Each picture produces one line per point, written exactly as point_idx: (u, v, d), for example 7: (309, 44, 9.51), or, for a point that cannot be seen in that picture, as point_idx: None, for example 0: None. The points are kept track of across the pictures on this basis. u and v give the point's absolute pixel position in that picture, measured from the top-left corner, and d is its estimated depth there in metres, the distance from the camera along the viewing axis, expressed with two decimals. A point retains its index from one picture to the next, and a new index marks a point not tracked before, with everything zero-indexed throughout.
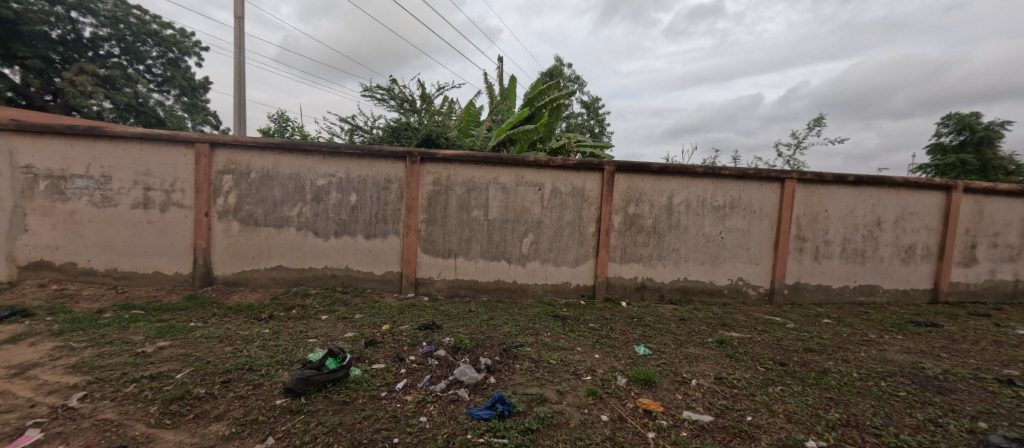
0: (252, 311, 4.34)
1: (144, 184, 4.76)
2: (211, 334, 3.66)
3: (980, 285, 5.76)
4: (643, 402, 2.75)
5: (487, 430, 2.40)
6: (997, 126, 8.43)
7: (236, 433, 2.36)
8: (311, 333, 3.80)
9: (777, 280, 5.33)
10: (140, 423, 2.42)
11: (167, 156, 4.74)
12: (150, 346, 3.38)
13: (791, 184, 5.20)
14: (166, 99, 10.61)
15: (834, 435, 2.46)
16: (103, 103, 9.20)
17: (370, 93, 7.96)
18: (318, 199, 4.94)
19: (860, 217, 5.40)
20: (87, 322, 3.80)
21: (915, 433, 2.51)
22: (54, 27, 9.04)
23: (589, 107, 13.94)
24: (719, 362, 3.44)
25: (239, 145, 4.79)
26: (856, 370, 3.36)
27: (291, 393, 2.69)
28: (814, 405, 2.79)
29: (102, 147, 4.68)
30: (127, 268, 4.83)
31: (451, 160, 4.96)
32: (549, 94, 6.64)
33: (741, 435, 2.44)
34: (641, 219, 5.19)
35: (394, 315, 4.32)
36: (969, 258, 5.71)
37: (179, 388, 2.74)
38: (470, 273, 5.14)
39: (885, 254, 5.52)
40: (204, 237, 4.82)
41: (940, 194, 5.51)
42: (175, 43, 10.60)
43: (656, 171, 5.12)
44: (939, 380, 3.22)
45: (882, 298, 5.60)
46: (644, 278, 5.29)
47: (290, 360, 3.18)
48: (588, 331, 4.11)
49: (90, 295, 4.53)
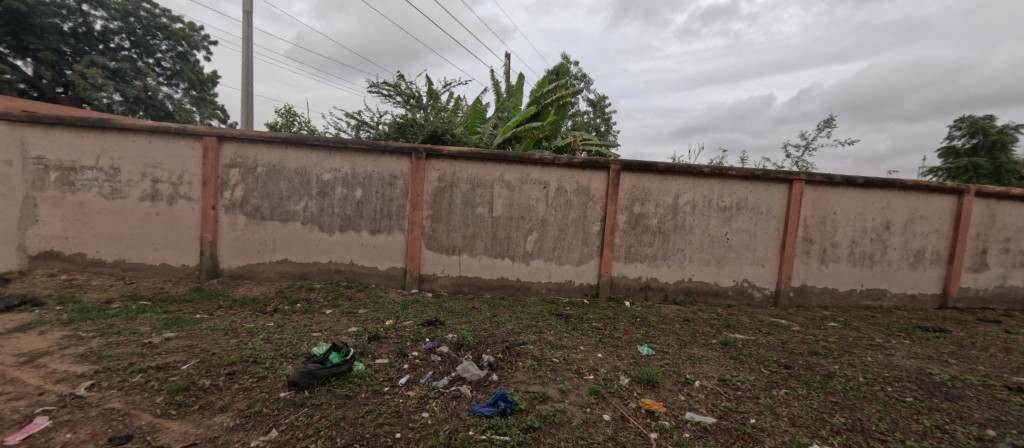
0: (256, 304, 4.37)
1: (153, 176, 4.79)
2: (217, 326, 3.69)
3: (990, 291, 5.68)
4: (646, 403, 2.74)
5: (488, 428, 2.39)
6: (1011, 130, 8.30)
7: (240, 425, 2.38)
8: (315, 327, 3.82)
9: (783, 282, 5.29)
10: (147, 413, 2.44)
11: (175, 149, 4.77)
12: (156, 337, 3.41)
13: (799, 186, 5.14)
14: (175, 92, 10.68)
15: (839, 440, 2.44)
16: (113, 95, 9.27)
17: (377, 89, 7.99)
18: (323, 194, 4.96)
19: (868, 220, 5.33)
20: (96, 312, 3.84)
21: (921, 439, 2.48)
22: (65, 20, 9.14)
23: (595, 106, 13.90)
24: (722, 364, 3.42)
25: (246, 139, 4.81)
26: (862, 375, 3.33)
27: (295, 386, 2.71)
28: (819, 409, 2.77)
29: (111, 140, 4.72)
30: (135, 259, 4.88)
31: (457, 157, 4.96)
32: (556, 92, 6.61)
33: (744, 438, 2.43)
34: (646, 218, 5.17)
35: (397, 310, 4.34)
36: (979, 263, 5.63)
37: (185, 379, 2.77)
38: (473, 270, 5.14)
39: (893, 258, 5.46)
40: (210, 229, 4.86)
41: (951, 198, 5.43)
42: (183, 37, 10.66)
43: (663, 171, 5.08)
44: (947, 387, 3.18)
45: (890, 302, 5.53)
46: (648, 278, 5.27)
47: (295, 353, 3.20)
48: (591, 330, 4.10)
49: (98, 285, 4.59)
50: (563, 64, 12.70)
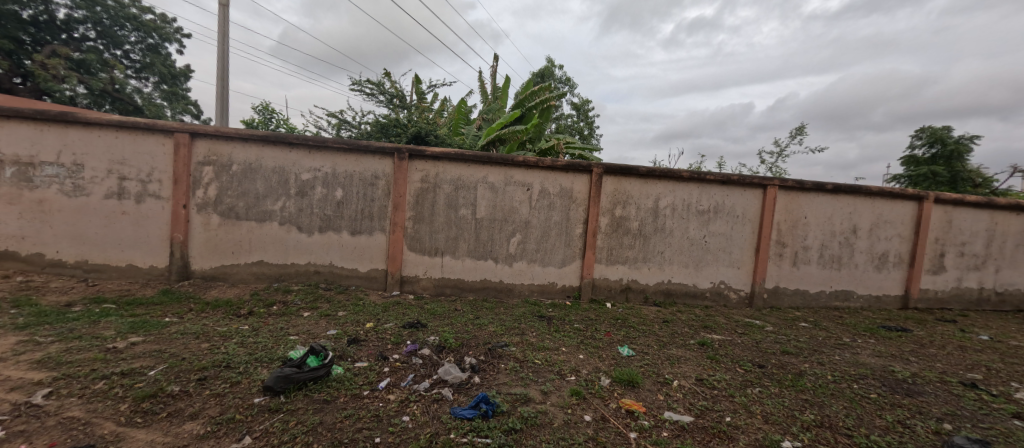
0: (230, 307, 4.23)
1: (119, 173, 4.58)
2: (187, 330, 3.55)
3: (947, 293, 6.00)
4: (626, 403, 2.78)
5: (470, 430, 2.38)
6: (967, 140, 8.76)
7: (211, 432, 2.29)
8: (292, 330, 3.72)
9: (757, 284, 5.45)
10: (109, 422, 2.33)
11: (144, 145, 4.58)
12: (121, 342, 3.26)
13: (773, 191, 5.33)
14: (144, 86, 10.24)
15: (809, 436, 2.53)
16: (77, 88, 8.85)
17: (359, 87, 7.83)
18: (302, 193, 4.85)
19: (837, 224, 5.56)
20: (55, 316, 3.64)
21: (885, 434, 2.60)
22: (25, 8, 8.66)
23: (579, 109, 14.04)
24: (700, 363, 3.51)
25: (221, 136, 4.65)
26: (830, 373, 3.47)
27: (270, 391, 2.63)
28: (790, 406, 2.86)
29: (74, 134, 4.49)
30: (98, 260, 4.65)
31: (440, 158, 4.93)
32: (540, 95, 6.63)
33: (720, 436, 2.49)
34: (627, 221, 5.25)
35: (377, 313, 4.27)
36: (937, 266, 5.94)
37: (152, 385, 2.65)
38: (456, 272, 5.11)
39: (860, 260, 5.71)
40: (181, 229, 4.68)
41: (913, 203, 5.72)
42: (155, 28, 10.19)
43: (644, 174, 5.18)
44: (908, 383, 3.34)
45: (857, 303, 5.78)
46: (629, 279, 5.35)
47: (270, 357, 3.11)
48: (573, 331, 4.14)
49: (58, 287, 4.34)
50: (549, 67, 12.80)
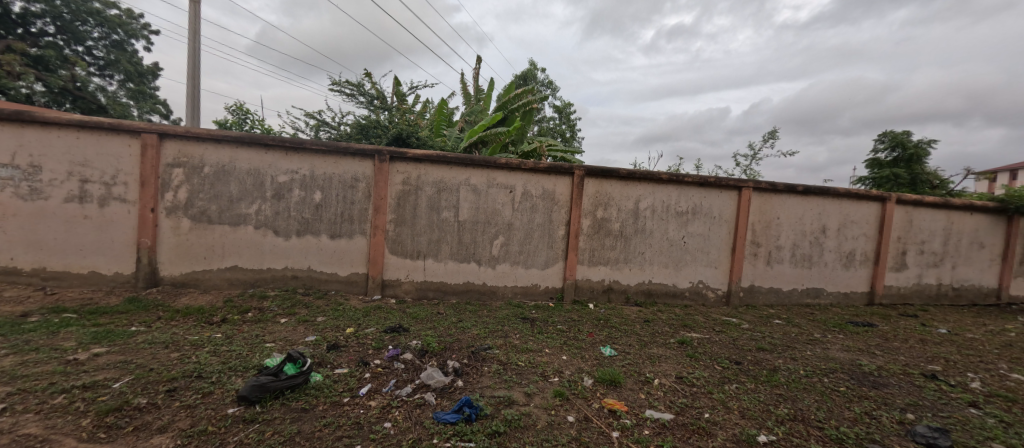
0: (202, 314, 4.07)
1: (81, 175, 4.36)
2: (155, 339, 3.40)
3: (908, 289, 6.31)
4: (608, 402, 2.81)
5: (453, 435, 2.36)
6: (925, 144, 9.24)
7: (182, 445, 2.20)
8: (268, 337, 3.61)
9: (733, 282, 5.61)
10: (70, 438, 2.20)
11: (108, 146, 4.36)
12: (83, 353, 3.09)
13: (747, 192, 5.49)
14: (108, 84, 9.78)
15: (783, 429, 2.61)
16: (34, 85, 8.38)
17: (338, 87, 7.68)
18: (279, 196, 4.72)
19: (807, 224, 5.78)
20: (9, 327, 3.42)
21: (853, 425, 2.71)
22: None
23: (561, 112, 14.15)
24: (680, 362, 3.58)
25: (192, 137, 4.48)
26: (803, 368, 3.59)
27: (245, 401, 2.54)
28: (766, 401, 2.95)
29: (30, 134, 4.25)
30: (58, 267, 4.41)
31: (422, 160, 4.88)
32: (522, 97, 6.65)
33: (699, 432, 2.54)
34: (608, 223, 5.32)
35: (358, 318, 4.19)
36: (900, 263, 6.24)
37: (116, 398, 2.52)
38: (438, 275, 5.07)
39: (829, 259, 5.95)
40: (149, 234, 4.48)
41: (877, 204, 6.00)
42: (120, 24, 9.75)
43: (624, 177, 5.26)
44: (874, 376, 3.50)
45: (827, 299, 6.02)
46: (611, 280, 5.42)
47: (245, 366, 3.00)
48: (556, 332, 4.16)
49: (12, 297, 4.09)
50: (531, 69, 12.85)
